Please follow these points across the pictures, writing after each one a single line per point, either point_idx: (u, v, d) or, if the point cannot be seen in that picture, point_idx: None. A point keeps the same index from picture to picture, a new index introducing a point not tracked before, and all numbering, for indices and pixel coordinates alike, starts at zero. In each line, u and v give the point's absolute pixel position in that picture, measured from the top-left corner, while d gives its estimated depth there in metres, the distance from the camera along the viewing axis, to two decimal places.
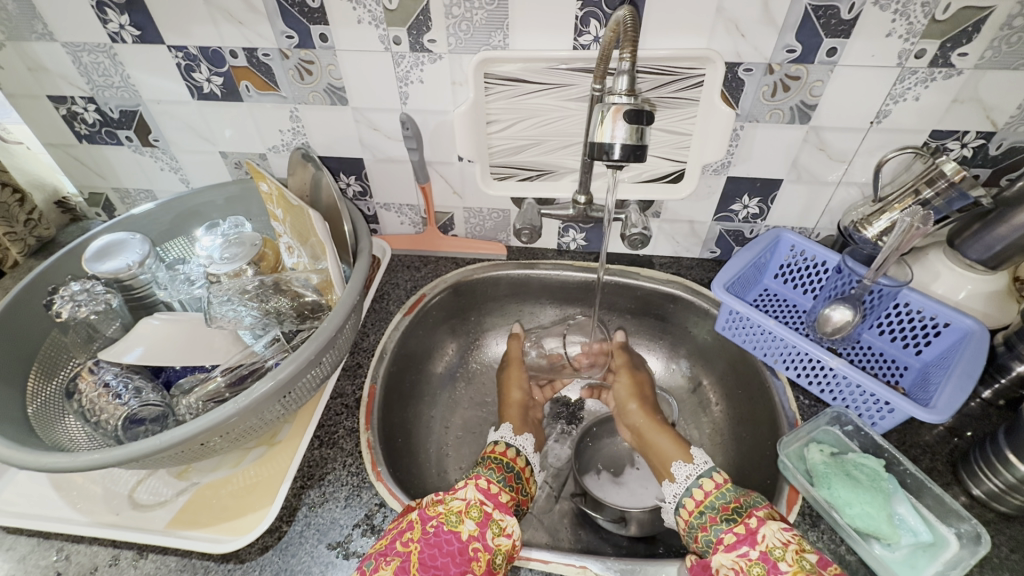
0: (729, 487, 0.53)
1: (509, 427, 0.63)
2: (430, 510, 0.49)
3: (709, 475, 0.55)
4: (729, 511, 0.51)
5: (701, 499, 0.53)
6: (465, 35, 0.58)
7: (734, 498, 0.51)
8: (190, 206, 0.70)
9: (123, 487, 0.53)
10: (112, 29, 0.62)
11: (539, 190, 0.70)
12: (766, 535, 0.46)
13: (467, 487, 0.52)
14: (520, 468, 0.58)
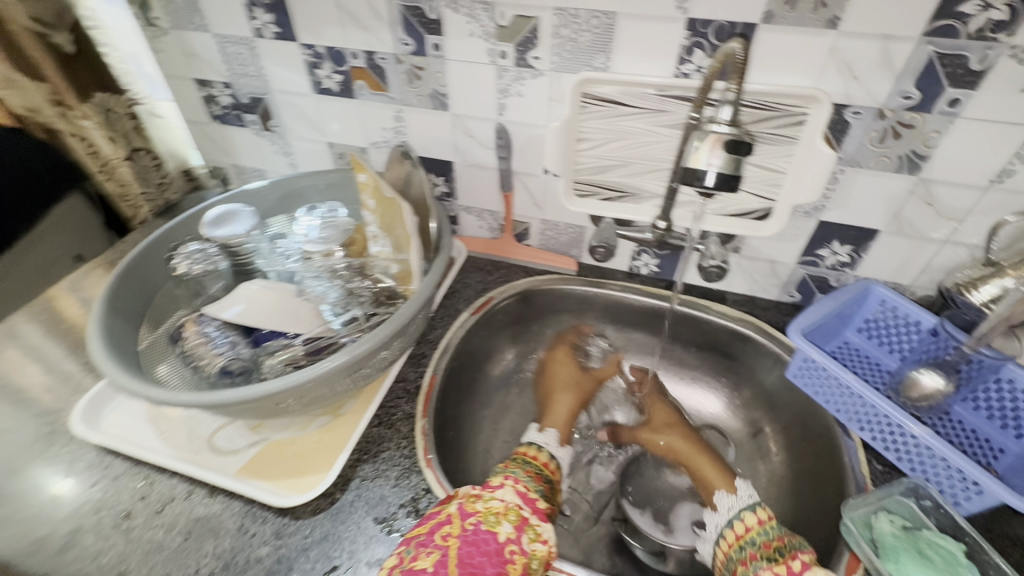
0: (773, 525, 0.53)
1: (554, 434, 0.63)
2: (468, 506, 0.50)
3: (752, 509, 0.55)
4: (771, 550, 0.50)
5: (743, 534, 0.53)
6: (569, 55, 0.60)
7: (776, 538, 0.51)
8: (296, 187, 0.77)
9: (204, 430, 0.59)
10: (257, 25, 0.70)
11: (618, 211, 0.71)
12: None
13: (505, 488, 0.53)
14: (549, 470, 0.59)
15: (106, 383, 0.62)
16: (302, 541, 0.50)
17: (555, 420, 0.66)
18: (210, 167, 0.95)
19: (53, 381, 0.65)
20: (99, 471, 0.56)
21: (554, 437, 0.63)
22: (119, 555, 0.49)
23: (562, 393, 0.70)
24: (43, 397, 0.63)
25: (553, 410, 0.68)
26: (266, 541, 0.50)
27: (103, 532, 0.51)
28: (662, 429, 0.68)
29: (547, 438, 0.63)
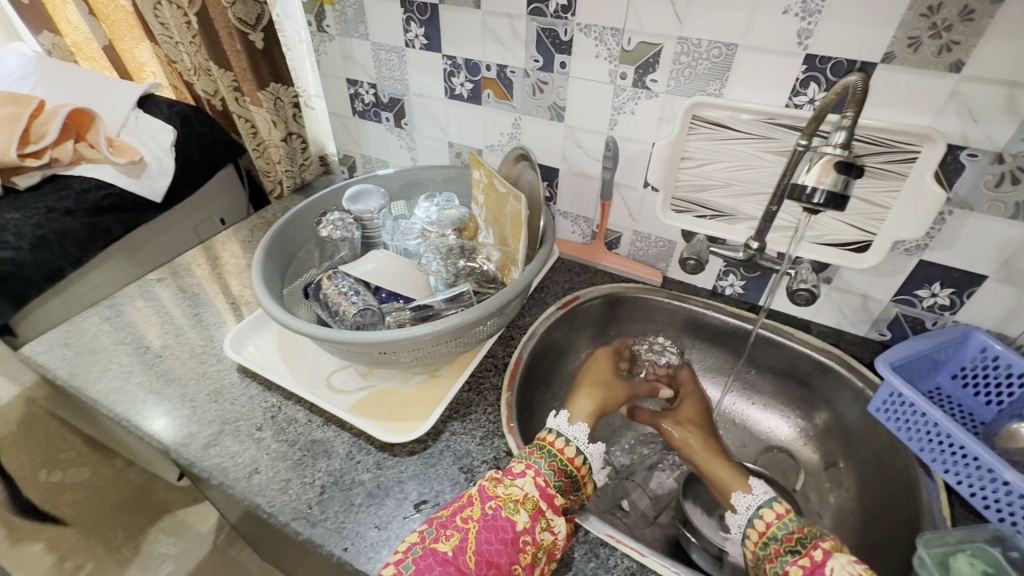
0: (792, 518, 0.52)
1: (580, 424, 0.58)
2: (489, 490, 0.51)
3: (771, 503, 0.54)
4: (793, 542, 0.50)
5: (765, 529, 0.52)
6: (685, 80, 0.66)
7: (797, 529, 0.51)
8: (418, 177, 0.87)
9: (324, 370, 0.68)
10: (410, 37, 0.82)
11: (712, 229, 0.74)
12: (834, 568, 0.45)
13: (526, 478, 0.52)
14: (573, 464, 0.54)
15: (251, 320, 0.75)
16: (398, 474, 0.57)
17: (582, 414, 0.61)
18: (341, 155, 1.09)
19: (208, 315, 0.78)
20: (239, 389, 0.66)
21: (581, 429, 0.58)
22: (251, 459, 0.58)
23: (587, 389, 0.66)
24: (200, 326, 0.76)
25: (576, 401, 0.64)
26: (368, 469, 0.58)
27: (240, 438, 0.60)
28: (683, 425, 0.68)
29: (575, 433, 0.57)
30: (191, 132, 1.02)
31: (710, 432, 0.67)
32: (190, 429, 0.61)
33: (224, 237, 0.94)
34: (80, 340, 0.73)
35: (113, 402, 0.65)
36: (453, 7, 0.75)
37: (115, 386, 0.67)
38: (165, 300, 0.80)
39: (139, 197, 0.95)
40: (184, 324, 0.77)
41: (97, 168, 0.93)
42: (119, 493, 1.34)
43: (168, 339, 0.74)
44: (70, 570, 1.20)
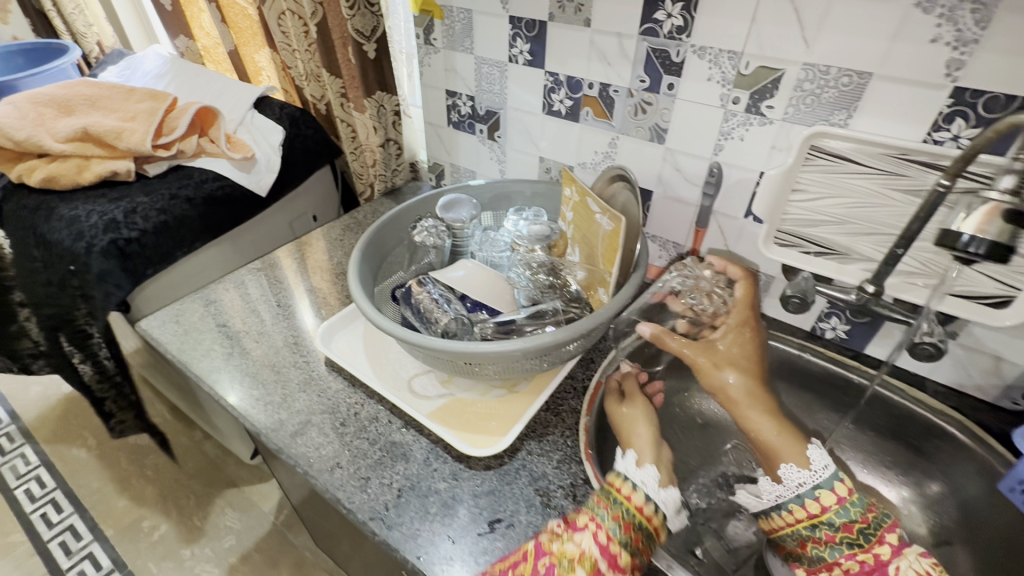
0: (857, 498, 0.50)
1: (654, 473, 0.52)
2: (544, 546, 0.47)
3: (837, 477, 0.51)
4: (853, 533, 0.48)
5: (820, 510, 0.50)
6: (806, 108, 0.62)
7: (860, 516, 0.49)
8: (507, 190, 0.87)
9: (405, 373, 0.69)
10: (514, 52, 0.83)
11: (821, 267, 0.69)
12: (900, 566, 0.46)
13: (584, 533, 0.47)
14: (650, 523, 0.49)
15: (341, 316, 0.78)
16: (473, 487, 0.57)
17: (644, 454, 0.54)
18: (431, 163, 1.12)
19: (301, 308, 0.82)
20: (325, 383, 0.69)
21: (653, 473, 0.52)
22: (333, 453, 0.60)
23: (632, 424, 0.60)
24: (293, 319, 0.80)
25: (631, 438, 0.58)
26: (444, 478, 0.58)
27: (324, 431, 0.62)
28: (724, 368, 0.61)
29: (644, 477, 0.51)
30: (297, 133, 1.09)
31: (755, 376, 0.62)
32: (279, 416, 0.64)
33: (318, 234, 0.99)
34: (188, 319, 0.79)
35: (213, 381, 0.69)
36: (562, 24, 0.75)
37: (215, 366, 0.71)
38: (263, 290, 0.85)
39: (247, 191, 1.02)
40: (279, 314, 0.81)
41: (215, 162, 1.01)
42: (194, 462, 1.44)
43: (264, 329, 0.78)
44: (147, 529, 1.29)
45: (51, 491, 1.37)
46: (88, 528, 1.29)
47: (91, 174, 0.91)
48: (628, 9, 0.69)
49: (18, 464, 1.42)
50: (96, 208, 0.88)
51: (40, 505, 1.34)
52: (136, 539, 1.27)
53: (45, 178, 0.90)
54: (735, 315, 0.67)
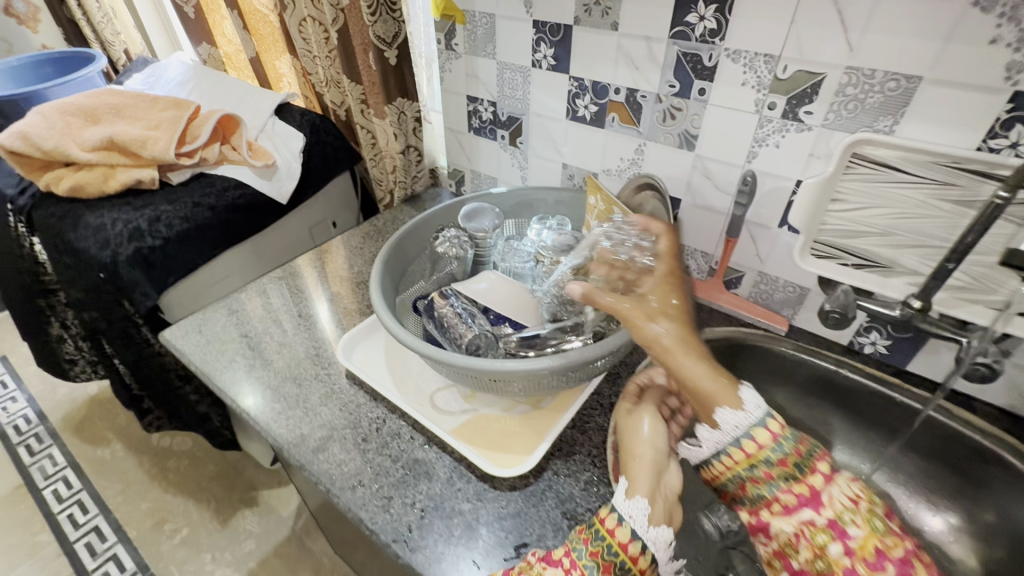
0: (788, 430, 0.45)
1: (642, 505, 0.46)
2: None
3: (766, 419, 0.44)
4: (790, 467, 0.43)
5: (756, 449, 0.44)
6: (849, 114, 0.59)
7: (795, 449, 0.43)
8: (530, 198, 0.86)
9: (428, 388, 0.68)
10: (538, 57, 0.81)
11: (862, 280, 0.66)
12: (832, 496, 0.42)
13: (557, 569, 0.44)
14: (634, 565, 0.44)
15: (362, 327, 0.77)
16: (498, 509, 0.55)
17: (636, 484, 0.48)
18: (452, 169, 1.11)
19: (323, 318, 0.82)
20: (347, 397, 0.68)
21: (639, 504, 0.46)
22: (355, 470, 0.58)
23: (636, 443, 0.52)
24: (315, 329, 0.80)
25: (631, 462, 0.51)
26: (468, 499, 0.56)
27: (346, 446, 0.61)
28: (648, 312, 0.48)
29: (630, 508, 0.46)
30: (318, 140, 1.08)
31: (684, 315, 0.48)
32: (302, 430, 0.63)
33: (338, 242, 0.98)
34: (211, 329, 0.79)
35: (235, 393, 0.69)
36: (589, 28, 0.73)
37: (237, 377, 0.71)
38: (285, 299, 0.85)
39: (268, 198, 1.02)
40: (300, 324, 0.81)
41: (236, 169, 1.01)
42: (214, 466, 1.45)
43: (284, 339, 0.78)
44: (169, 531, 1.30)
45: (77, 492, 1.39)
46: (112, 529, 1.30)
47: (117, 182, 0.92)
48: (658, 12, 0.66)
49: (46, 465, 1.44)
50: (121, 216, 0.89)
51: (66, 506, 1.35)
52: (158, 542, 1.28)
53: (73, 187, 0.91)
54: (658, 261, 0.55)
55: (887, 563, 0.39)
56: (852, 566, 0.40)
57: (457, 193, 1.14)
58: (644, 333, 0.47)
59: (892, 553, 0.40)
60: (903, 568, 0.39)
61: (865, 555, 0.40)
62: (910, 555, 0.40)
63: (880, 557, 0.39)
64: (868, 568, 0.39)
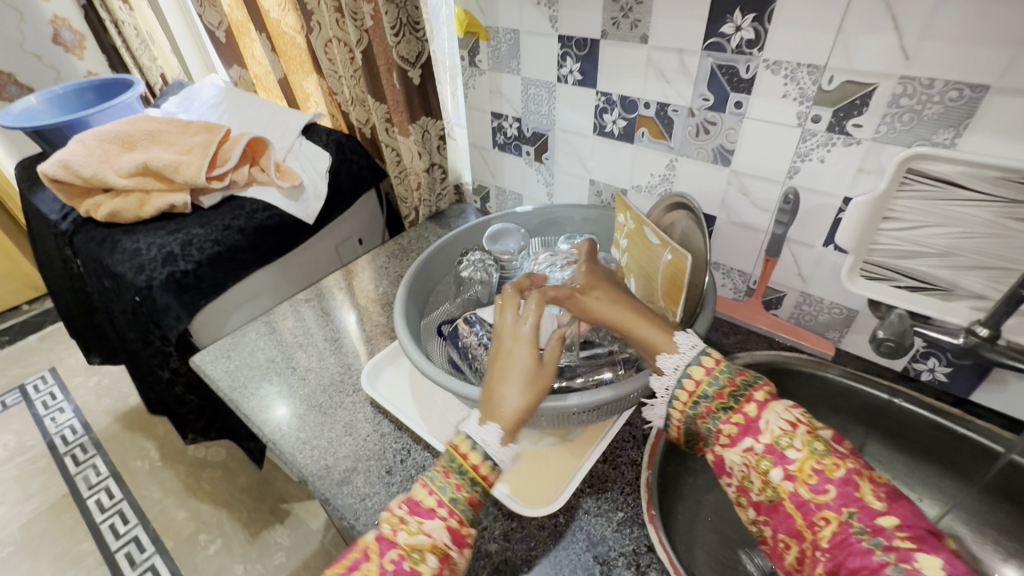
0: (727, 364, 0.46)
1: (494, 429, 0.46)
2: (389, 537, 0.41)
3: (705, 353, 0.46)
4: (726, 399, 0.43)
5: (696, 386, 0.45)
6: (903, 127, 0.55)
7: (730, 381, 0.44)
8: (557, 216, 0.83)
9: (453, 417, 0.66)
10: (563, 72, 0.79)
11: (919, 305, 0.61)
12: (768, 421, 0.41)
13: (434, 520, 0.41)
14: (488, 489, 0.45)
15: (387, 352, 0.76)
16: (526, 551, 0.53)
17: (497, 413, 0.47)
18: (476, 186, 1.10)
19: (349, 341, 0.81)
20: (371, 425, 0.67)
21: (495, 433, 0.46)
22: (380, 505, 0.57)
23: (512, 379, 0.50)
24: (341, 352, 0.79)
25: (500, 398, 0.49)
26: (495, 539, 0.54)
27: (370, 479, 0.60)
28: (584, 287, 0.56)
29: (486, 436, 0.45)
30: (343, 159, 1.09)
31: (613, 286, 0.57)
32: (326, 461, 0.62)
33: (364, 261, 0.98)
34: (239, 353, 0.79)
35: (262, 421, 0.68)
36: (617, 41, 0.70)
37: (265, 404, 0.71)
38: (312, 321, 0.85)
39: (295, 218, 1.02)
40: (327, 347, 0.80)
41: (265, 191, 1.02)
42: (247, 478, 1.47)
43: (310, 363, 0.77)
44: (204, 542, 1.32)
45: (118, 502, 1.42)
46: (150, 539, 1.33)
47: (151, 208, 0.94)
48: (691, 23, 0.63)
49: (89, 475, 1.49)
50: (156, 241, 0.91)
51: (108, 515, 1.39)
52: (193, 553, 1.30)
53: (110, 213, 0.93)
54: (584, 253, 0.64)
55: (828, 484, 0.36)
56: (796, 490, 0.38)
57: (483, 209, 1.13)
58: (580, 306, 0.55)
59: (833, 473, 0.37)
60: (845, 488, 0.36)
61: (805, 477, 0.37)
62: (856, 474, 0.37)
63: (821, 479, 0.37)
64: (808, 490, 0.37)
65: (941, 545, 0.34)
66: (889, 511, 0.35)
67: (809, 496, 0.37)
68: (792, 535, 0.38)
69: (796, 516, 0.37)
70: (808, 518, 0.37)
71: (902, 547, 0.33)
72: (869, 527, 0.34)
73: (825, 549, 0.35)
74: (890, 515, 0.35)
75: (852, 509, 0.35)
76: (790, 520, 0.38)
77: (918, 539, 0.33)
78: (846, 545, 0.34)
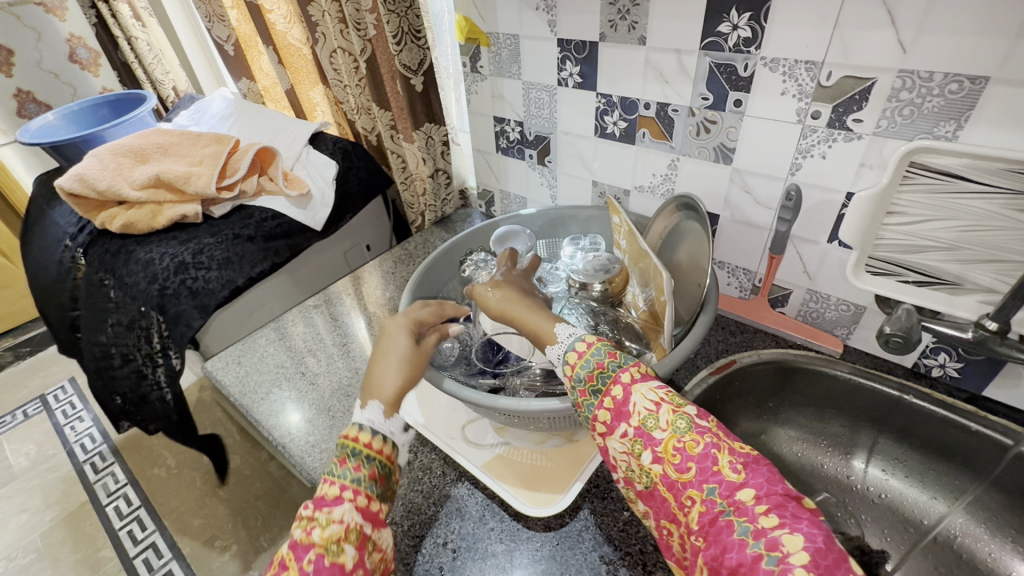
0: (601, 346, 0.47)
1: (376, 407, 0.49)
2: (303, 543, 0.40)
3: (580, 339, 0.48)
4: (595, 381, 0.44)
5: (573, 369, 0.46)
6: (904, 120, 0.54)
7: (599, 363, 0.45)
8: (562, 216, 0.83)
9: (460, 419, 0.67)
10: (563, 75, 0.80)
11: (928, 299, 0.60)
12: (635, 403, 0.41)
13: (343, 506, 0.42)
14: (387, 460, 0.47)
15: None
16: (532, 551, 0.53)
17: (376, 391, 0.50)
18: (481, 190, 1.11)
19: (357, 346, 0.82)
20: None
21: (377, 410, 0.48)
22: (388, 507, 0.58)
23: (387, 366, 0.53)
24: (350, 357, 0.80)
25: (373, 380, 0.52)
26: (501, 539, 0.54)
27: None
28: (493, 287, 0.59)
29: (371, 416, 0.48)
30: (349, 167, 1.11)
31: (522, 289, 0.59)
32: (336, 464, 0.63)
33: (371, 267, 0.99)
34: (249, 359, 0.81)
35: (274, 425, 0.69)
36: (615, 44, 0.71)
37: (275, 409, 0.72)
38: (321, 326, 0.87)
39: (303, 226, 1.04)
40: (336, 351, 0.82)
41: (274, 200, 1.03)
42: (261, 485, 1.49)
43: (318, 369, 0.78)
44: (220, 548, 1.34)
45: (136, 508, 1.45)
46: (167, 546, 1.36)
47: (164, 218, 0.96)
48: (688, 24, 0.63)
49: (108, 482, 1.52)
50: (168, 250, 0.93)
51: (126, 522, 1.42)
52: (210, 559, 1.32)
53: (124, 224, 0.96)
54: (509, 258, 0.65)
55: (689, 462, 0.37)
56: (665, 473, 0.38)
57: (488, 213, 1.15)
58: (488, 306, 0.57)
59: (693, 450, 0.38)
60: (703, 464, 0.37)
61: (670, 458, 0.38)
62: (714, 448, 0.37)
63: (683, 458, 0.38)
64: (674, 471, 0.38)
65: (799, 512, 0.33)
66: (745, 484, 0.35)
67: (676, 477, 0.38)
68: (672, 519, 0.38)
69: (670, 500, 0.38)
70: (679, 500, 0.37)
71: (766, 529, 0.32)
72: (731, 504, 0.35)
73: (697, 533, 0.36)
74: (747, 488, 0.35)
75: (711, 485, 0.36)
76: (666, 504, 0.39)
77: (777, 510, 0.33)
78: (715, 529, 0.35)
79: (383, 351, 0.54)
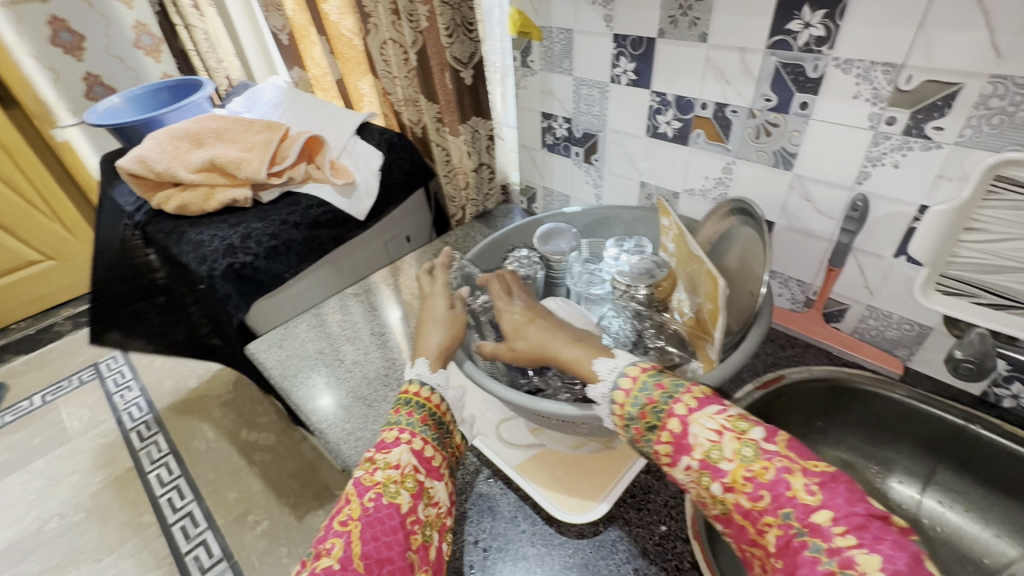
0: (648, 377, 0.45)
1: (425, 362, 0.55)
2: (365, 481, 0.44)
3: (623, 374, 0.46)
4: (649, 417, 0.42)
5: (623, 408, 0.45)
6: (992, 130, 0.50)
7: (650, 398, 0.43)
8: (610, 216, 0.82)
9: (494, 417, 0.66)
10: (617, 72, 0.78)
11: (1009, 322, 0.55)
12: (695, 436, 0.39)
13: (400, 448, 0.46)
14: (439, 411, 0.52)
15: None
16: (564, 558, 0.52)
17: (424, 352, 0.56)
18: (524, 186, 1.11)
19: (394, 336, 0.83)
20: None
21: (425, 364, 0.54)
22: None
23: (432, 331, 0.59)
24: (387, 346, 0.81)
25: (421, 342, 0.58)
26: (533, 543, 0.53)
27: None
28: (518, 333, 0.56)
29: (420, 370, 0.54)
30: (395, 157, 1.11)
31: (552, 323, 0.57)
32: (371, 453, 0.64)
33: (411, 258, 1.00)
34: (291, 343, 0.83)
35: (312, 410, 0.71)
36: (674, 40, 0.68)
37: (314, 394, 0.73)
38: (361, 314, 0.88)
39: (347, 215, 1.06)
40: (374, 340, 0.82)
41: (320, 188, 1.06)
42: (292, 464, 1.53)
43: (355, 357, 0.79)
44: (252, 523, 1.38)
45: (176, 477, 1.51)
46: (203, 515, 1.41)
47: (216, 202, 0.99)
48: (755, 21, 0.60)
49: (152, 451, 1.59)
50: (218, 233, 0.96)
51: (166, 490, 1.48)
52: (242, 532, 1.36)
53: (179, 206, 0.99)
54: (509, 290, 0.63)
55: (761, 490, 0.35)
56: (738, 501, 0.37)
57: (529, 210, 1.14)
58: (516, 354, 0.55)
59: (764, 477, 0.35)
60: (776, 490, 0.35)
61: (741, 487, 0.36)
62: (786, 472, 0.35)
63: (755, 486, 0.36)
64: (747, 500, 0.36)
65: (883, 532, 0.32)
66: (822, 507, 0.33)
67: (750, 505, 0.36)
68: (752, 544, 0.37)
69: (747, 527, 0.37)
70: (756, 526, 0.36)
71: (841, 548, 0.31)
72: (807, 527, 0.33)
73: (776, 557, 0.34)
74: (824, 510, 0.33)
75: (787, 510, 0.34)
76: (745, 531, 0.37)
77: (857, 531, 0.32)
78: (792, 551, 0.33)
79: (428, 317, 0.61)
